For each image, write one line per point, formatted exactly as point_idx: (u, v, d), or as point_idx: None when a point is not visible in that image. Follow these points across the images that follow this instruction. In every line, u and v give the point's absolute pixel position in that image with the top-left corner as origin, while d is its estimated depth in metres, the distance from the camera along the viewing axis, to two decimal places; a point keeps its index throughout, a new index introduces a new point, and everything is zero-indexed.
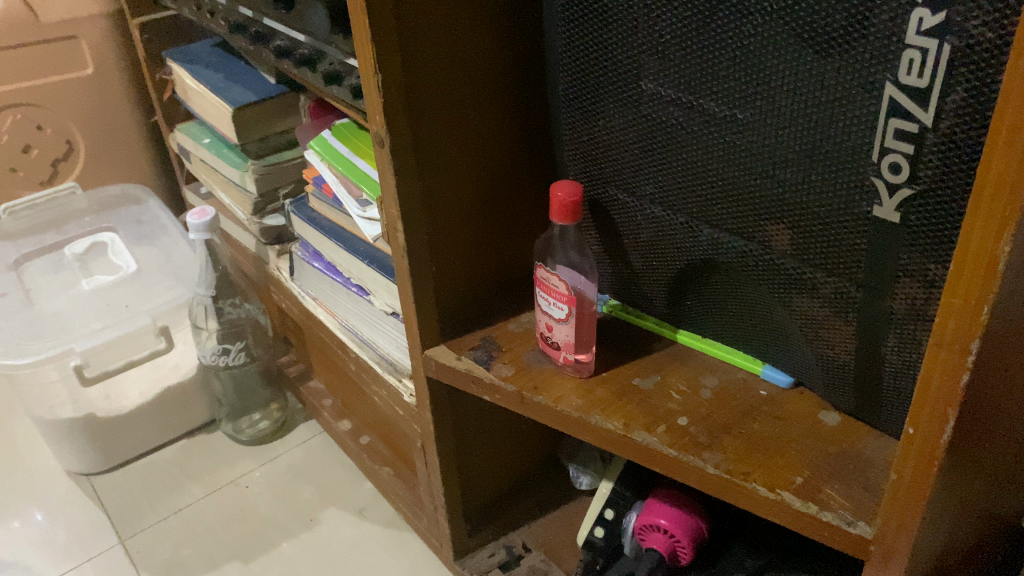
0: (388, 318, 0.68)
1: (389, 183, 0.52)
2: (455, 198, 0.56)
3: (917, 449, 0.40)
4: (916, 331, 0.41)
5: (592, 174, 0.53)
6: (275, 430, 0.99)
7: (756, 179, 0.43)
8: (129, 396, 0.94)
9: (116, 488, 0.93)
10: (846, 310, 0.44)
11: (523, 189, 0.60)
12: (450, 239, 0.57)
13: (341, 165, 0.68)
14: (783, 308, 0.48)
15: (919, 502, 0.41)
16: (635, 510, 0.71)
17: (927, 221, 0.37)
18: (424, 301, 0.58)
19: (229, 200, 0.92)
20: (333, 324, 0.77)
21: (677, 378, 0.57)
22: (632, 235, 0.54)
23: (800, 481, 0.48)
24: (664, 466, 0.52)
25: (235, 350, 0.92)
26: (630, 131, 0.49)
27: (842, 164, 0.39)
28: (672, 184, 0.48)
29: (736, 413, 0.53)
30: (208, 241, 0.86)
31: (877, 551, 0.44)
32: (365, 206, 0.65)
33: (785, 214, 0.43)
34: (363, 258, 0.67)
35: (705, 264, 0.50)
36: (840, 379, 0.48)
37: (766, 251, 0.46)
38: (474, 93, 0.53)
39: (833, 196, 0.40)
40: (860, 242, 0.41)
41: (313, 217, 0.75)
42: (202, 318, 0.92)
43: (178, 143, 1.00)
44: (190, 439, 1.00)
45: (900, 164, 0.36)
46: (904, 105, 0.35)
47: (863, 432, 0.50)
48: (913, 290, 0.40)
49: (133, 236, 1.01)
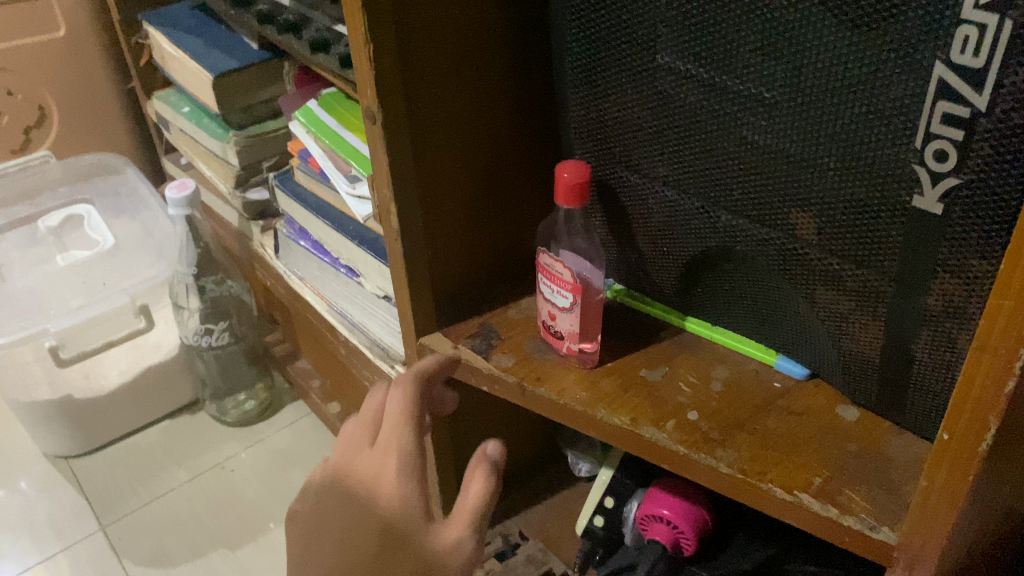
0: (380, 302, 0.65)
1: (381, 164, 0.49)
2: (452, 178, 0.52)
3: (952, 456, 0.37)
4: (953, 330, 0.38)
5: (600, 153, 0.50)
6: (262, 411, 0.97)
7: (780, 163, 0.40)
8: (109, 376, 0.91)
9: (97, 472, 0.90)
10: (875, 305, 0.41)
11: (524, 168, 0.57)
12: (447, 223, 0.54)
13: (328, 139, 0.64)
14: (804, 300, 0.45)
15: (951, 512, 0.38)
16: (637, 498, 0.67)
17: (974, 214, 0.34)
18: (419, 288, 0.55)
19: (211, 172, 0.88)
20: (321, 305, 0.74)
21: (686, 369, 0.54)
22: (643, 218, 0.50)
23: (819, 482, 0.45)
24: (673, 464, 0.49)
25: (218, 330, 0.89)
26: (642, 108, 0.45)
27: (877, 150, 0.36)
28: (687, 166, 0.45)
29: (749, 408, 0.50)
30: (189, 216, 0.82)
31: (901, 559, 0.42)
32: (355, 183, 0.62)
33: (811, 202, 0.40)
34: (353, 239, 0.64)
35: (722, 251, 0.47)
36: (864, 376, 0.45)
37: (789, 240, 0.43)
38: (474, 65, 0.49)
39: (866, 184, 0.37)
40: (893, 234, 0.37)
41: (299, 192, 0.71)
42: (183, 297, 0.88)
43: (157, 112, 0.95)
44: (173, 421, 0.97)
45: (946, 151, 0.33)
46: (955, 88, 0.31)
47: (885, 429, 0.47)
48: (951, 287, 0.37)
49: (112, 208, 0.97)
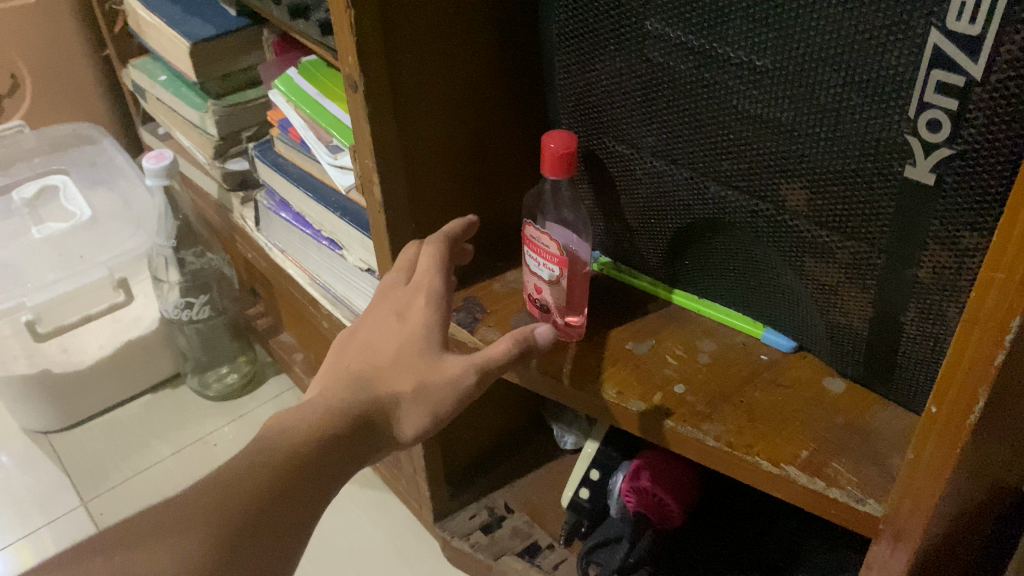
0: (363, 274, 0.64)
1: (363, 133, 0.47)
2: (436, 147, 0.51)
3: (939, 429, 0.36)
4: (942, 302, 0.38)
5: (587, 123, 0.49)
6: (245, 383, 0.96)
7: (770, 133, 0.40)
8: (87, 350, 0.90)
9: (78, 446, 0.90)
10: (864, 277, 0.40)
11: (509, 138, 0.56)
12: (431, 194, 0.53)
13: (309, 108, 0.62)
14: (792, 272, 0.44)
15: (938, 485, 0.38)
16: (621, 471, 0.66)
17: (967, 184, 0.33)
18: (403, 261, 0.54)
19: (189, 142, 0.86)
20: (303, 279, 0.73)
21: (673, 342, 0.54)
22: (630, 189, 0.50)
23: (806, 455, 0.45)
24: (660, 437, 0.49)
25: (199, 304, 0.88)
26: (629, 77, 0.44)
27: (869, 119, 0.35)
28: (675, 136, 0.44)
29: (736, 381, 0.50)
30: (168, 187, 0.80)
31: (887, 530, 0.42)
32: (336, 152, 0.61)
33: (802, 173, 0.40)
34: (335, 210, 0.63)
35: (711, 222, 0.46)
36: (851, 348, 0.45)
37: (778, 211, 0.42)
38: (457, 31, 0.48)
39: (857, 155, 0.36)
40: (884, 206, 0.37)
41: (279, 162, 0.70)
42: (162, 270, 0.87)
43: (133, 80, 0.93)
44: (156, 394, 0.96)
45: (940, 121, 0.32)
46: (950, 55, 0.31)
47: (872, 401, 0.47)
48: (943, 259, 0.36)
49: (88, 179, 0.95)
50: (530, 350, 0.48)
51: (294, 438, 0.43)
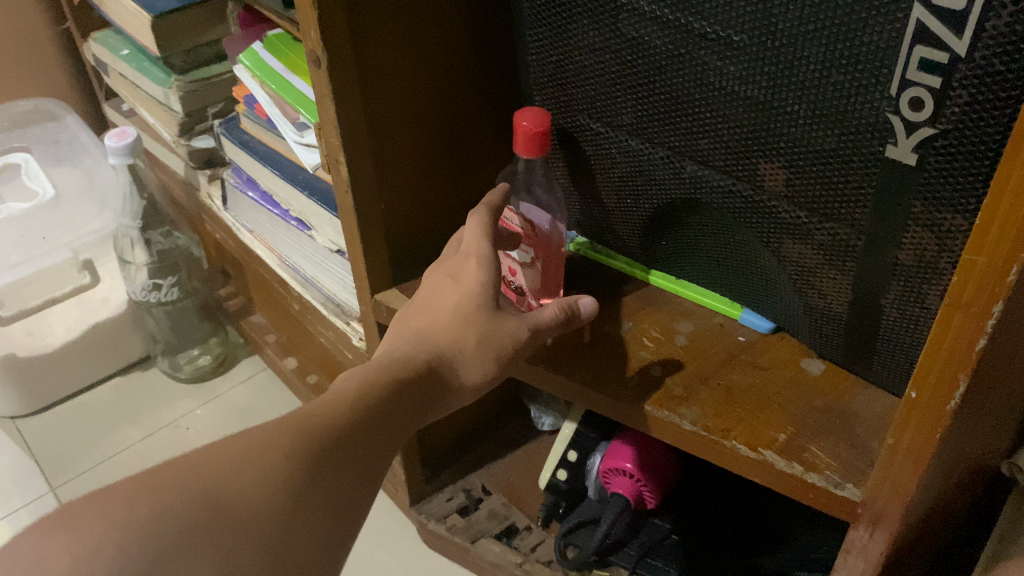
0: (333, 256, 0.62)
1: (328, 111, 0.46)
2: (405, 125, 0.50)
3: (920, 413, 0.36)
4: (922, 284, 0.37)
5: (561, 100, 0.48)
6: (217, 366, 0.95)
7: (748, 111, 0.38)
8: (54, 332, 0.88)
9: (46, 431, 0.88)
10: (843, 259, 0.39)
11: (480, 116, 0.54)
12: (400, 173, 0.51)
13: (274, 84, 0.60)
14: (770, 253, 0.43)
15: (917, 470, 0.37)
16: (600, 452, 0.66)
17: (950, 165, 0.32)
18: (373, 242, 0.52)
19: (154, 119, 0.84)
20: (272, 260, 0.71)
21: (650, 324, 0.53)
22: (605, 168, 0.48)
23: (784, 439, 0.44)
24: (637, 421, 0.48)
25: (167, 286, 0.86)
26: (603, 52, 0.43)
27: (850, 96, 0.34)
28: (651, 114, 0.43)
29: (712, 363, 0.49)
30: (133, 165, 0.78)
31: (865, 515, 0.41)
32: (303, 130, 0.59)
33: (780, 152, 0.38)
34: (303, 190, 0.61)
35: (688, 202, 0.45)
36: (830, 330, 0.44)
37: (757, 191, 0.41)
38: (425, 5, 0.46)
39: (837, 134, 0.35)
40: (865, 186, 0.36)
41: (246, 140, 0.68)
42: (128, 251, 0.85)
43: (95, 55, 0.90)
44: (126, 376, 0.95)
45: (923, 100, 0.31)
46: (934, 30, 0.29)
47: (850, 383, 0.47)
48: (924, 241, 0.35)
49: (50, 157, 0.92)
50: (572, 320, 0.48)
51: (345, 396, 0.41)
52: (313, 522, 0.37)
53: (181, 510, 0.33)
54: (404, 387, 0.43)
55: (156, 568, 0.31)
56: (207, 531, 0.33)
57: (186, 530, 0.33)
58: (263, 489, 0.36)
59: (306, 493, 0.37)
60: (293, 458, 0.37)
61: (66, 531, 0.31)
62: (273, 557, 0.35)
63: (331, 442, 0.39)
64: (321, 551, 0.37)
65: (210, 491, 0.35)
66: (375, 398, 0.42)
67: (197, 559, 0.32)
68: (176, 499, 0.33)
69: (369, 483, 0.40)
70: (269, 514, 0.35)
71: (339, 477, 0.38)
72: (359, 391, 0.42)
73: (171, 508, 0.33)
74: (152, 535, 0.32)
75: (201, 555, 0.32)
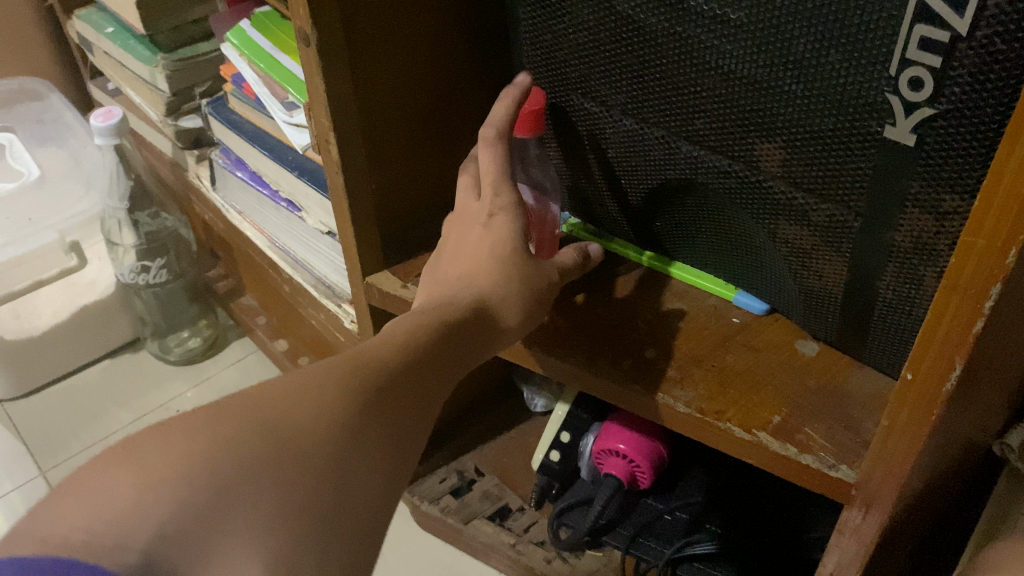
0: (324, 237, 0.62)
1: (318, 90, 0.45)
2: (396, 105, 0.49)
3: (916, 395, 0.35)
4: (918, 265, 0.37)
5: (555, 79, 0.47)
6: (207, 348, 0.94)
7: (744, 90, 0.38)
8: (41, 315, 0.87)
9: (34, 415, 0.87)
10: (838, 240, 0.39)
11: (472, 96, 0.54)
12: (391, 154, 0.51)
13: (263, 62, 0.59)
14: (766, 234, 0.43)
15: (913, 451, 0.37)
16: (592, 433, 0.66)
17: (948, 145, 0.32)
18: (365, 223, 0.52)
19: (140, 99, 0.83)
20: (262, 241, 0.70)
21: (644, 306, 0.52)
22: (599, 148, 0.48)
23: (778, 421, 0.44)
24: (631, 403, 0.47)
25: (156, 267, 0.85)
26: (597, 30, 0.42)
27: (848, 75, 0.33)
28: (646, 93, 0.42)
29: (706, 345, 0.49)
30: (119, 145, 0.77)
31: (860, 496, 0.41)
32: (291, 110, 0.58)
33: (776, 132, 0.38)
34: (293, 170, 0.60)
35: (682, 183, 0.45)
36: (824, 311, 0.44)
37: (752, 171, 0.41)
38: None
39: (834, 114, 0.35)
40: (862, 167, 0.35)
41: (234, 119, 0.67)
42: (116, 233, 0.84)
43: (79, 33, 0.89)
44: (114, 360, 0.94)
45: (922, 79, 0.31)
46: (934, 9, 0.29)
47: (844, 364, 0.46)
48: (921, 222, 0.35)
49: (35, 137, 0.91)
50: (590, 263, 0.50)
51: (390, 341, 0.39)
52: (369, 466, 0.34)
53: (242, 439, 0.30)
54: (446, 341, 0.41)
55: (223, 497, 0.28)
56: (269, 466, 0.30)
57: (250, 466, 0.29)
58: (320, 429, 0.33)
59: (360, 435, 0.34)
60: (346, 403, 0.34)
61: (121, 463, 0.28)
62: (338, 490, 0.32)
63: (383, 379, 0.37)
64: (378, 497, 0.34)
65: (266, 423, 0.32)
66: (420, 343, 0.39)
67: (258, 490, 0.29)
68: (237, 430, 0.31)
69: (422, 422, 0.38)
70: (328, 454, 0.32)
71: (391, 423, 0.36)
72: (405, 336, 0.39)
73: (234, 438, 0.30)
74: (209, 470, 0.28)
75: (265, 491, 0.29)
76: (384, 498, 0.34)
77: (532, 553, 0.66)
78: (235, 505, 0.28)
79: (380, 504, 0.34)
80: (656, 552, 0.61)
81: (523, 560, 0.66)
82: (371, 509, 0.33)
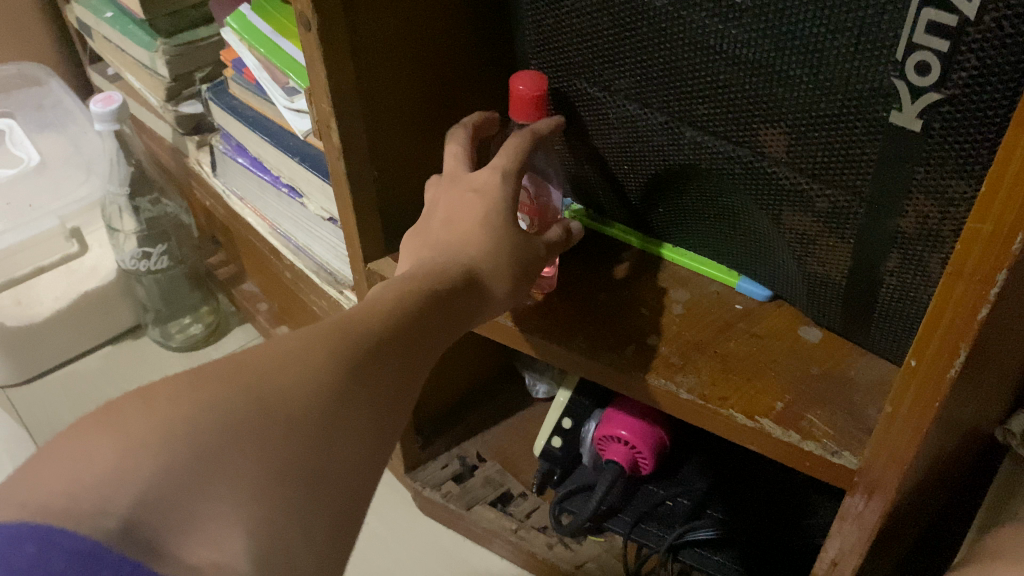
0: (325, 224, 0.62)
1: (318, 75, 0.45)
2: (397, 91, 0.49)
3: (919, 382, 0.35)
4: (923, 252, 0.36)
5: (557, 64, 0.47)
6: (209, 334, 0.94)
7: (749, 75, 0.37)
8: (42, 302, 0.87)
9: (36, 400, 0.87)
10: (843, 227, 0.39)
11: (474, 82, 0.53)
12: (393, 140, 0.50)
13: (263, 48, 0.59)
14: (770, 220, 0.43)
15: (916, 438, 0.37)
16: (595, 420, 0.66)
17: (954, 131, 0.31)
18: (366, 210, 0.52)
19: (140, 84, 0.82)
20: (263, 228, 0.70)
21: (647, 292, 0.52)
22: (602, 134, 0.48)
23: (780, 407, 0.44)
24: (633, 390, 0.47)
25: (156, 255, 0.85)
26: (600, 15, 0.42)
27: (854, 60, 0.33)
28: (650, 78, 0.42)
29: (708, 332, 0.49)
30: (118, 131, 0.77)
31: (861, 483, 0.41)
32: (293, 95, 0.58)
33: (781, 118, 0.38)
34: (294, 156, 0.60)
35: (686, 169, 0.45)
36: (827, 298, 0.43)
37: (757, 157, 0.40)
38: None
39: (840, 99, 0.35)
40: (868, 153, 0.35)
41: (234, 105, 0.67)
42: (116, 219, 0.83)
43: (78, 18, 0.88)
44: (115, 346, 0.94)
45: (930, 64, 0.30)
46: None
47: (847, 351, 0.46)
48: (927, 208, 0.35)
49: (34, 123, 0.91)
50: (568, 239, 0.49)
51: (381, 302, 0.39)
52: (352, 432, 0.34)
53: (225, 401, 0.30)
54: (431, 308, 0.40)
55: (204, 462, 0.28)
56: (251, 429, 0.30)
57: (231, 431, 0.29)
58: (303, 392, 0.32)
59: (344, 401, 0.34)
60: (330, 366, 0.34)
61: (103, 424, 0.28)
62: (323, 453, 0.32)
63: (374, 343, 0.36)
64: (358, 464, 0.34)
65: (254, 384, 0.32)
66: (415, 309, 0.39)
67: (240, 456, 0.29)
68: (222, 391, 0.30)
69: (409, 384, 0.38)
70: (311, 419, 0.32)
71: (374, 389, 0.35)
72: (397, 300, 0.39)
73: (218, 401, 0.30)
74: (192, 433, 0.28)
75: (247, 456, 0.29)
76: (364, 464, 0.34)
77: (534, 538, 0.66)
78: (216, 470, 0.28)
79: (361, 469, 0.34)
80: (657, 538, 0.61)
81: (525, 545, 0.66)
82: (353, 473, 0.34)
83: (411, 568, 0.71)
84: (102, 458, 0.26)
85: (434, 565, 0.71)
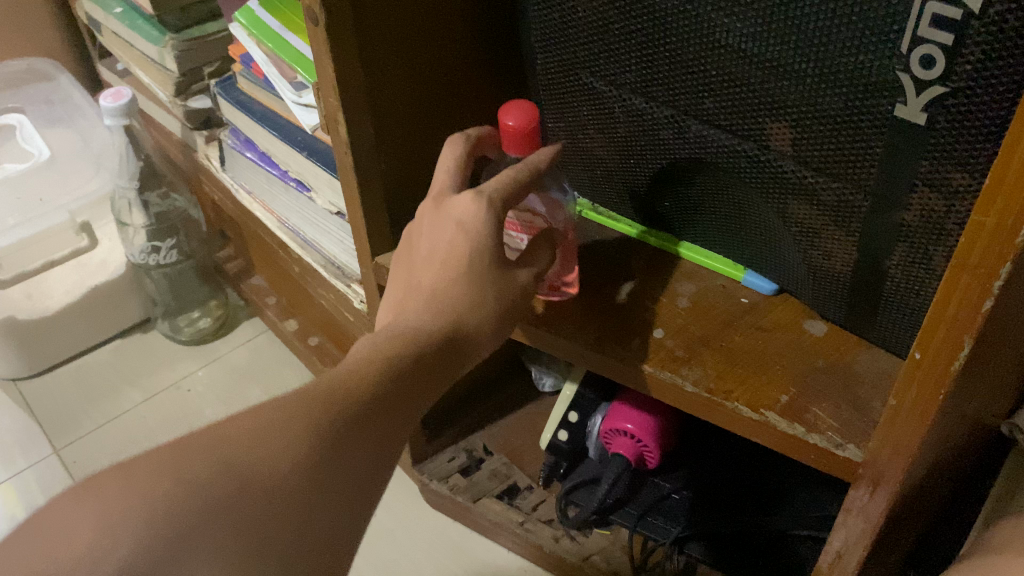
0: (333, 218, 0.62)
1: (326, 71, 0.45)
2: (403, 86, 0.49)
3: (924, 374, 0.35)
4: (928, 245, 0.37)
5: (563, 58, 0.47)
6: (217, 328, 0.95)
7: (755, 69, 0.38)
8: (53, 295, 0.87)
9: (46, 393, 0.88)
10: (848, 220, 0.39)
11: (481, 76, 0.53)
12: (400, 134, 0.51)
13: (271, 42, 0.59)
14: (775, 214, 0.43)
15: (920, 430, 0.37)
16: (601, 412, 0.66)
17: (958, 124, 0.32)
18: (373, 204, 0.52)
19: (149, 79, 0.83)
20: (271, 222, 0.71)
21: (653, 286, 0.52)
22: (608, 129, 0.48)
23: (786, 400, 0.44)
24: (640, 383, 0.48)
25: (166, 248, 0.86)
26: (606, 9, 0.42)
27: (859, 54, 0.33)
28: (656, 72, 0.42)
29: (714, 325, 0.49)
30: (128, 125, 0.77)
31: (866, 476, 0.41)
32: (300, 90, 0.58)
33: (787, 111, 0.38)
34: (302, 151, 0.60)
35: (691, 162, 0.45)
36: (832, 291, 0.44)
37: (763, 151, 0.40)
38: None
39: (845, 93, 0.35)
40: (873, 146, 0.35)
41: (241, 100, 0.67)
42: (126, 213, 0.84)
43: (87, 14, 0.89)
44: (124, 339, 0.95)
45: (934, 57, 0.30)
46: None
47: (852, 344, 0.47)
48: (931, 202, 0.35)
49: (44, 117, 0.91)
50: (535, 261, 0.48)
51: (373, 358, 0.40)
52: (333, 493, 0.36)
53: (202, 480, 0.32)
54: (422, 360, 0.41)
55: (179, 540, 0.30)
56: (229, 506, 0.32)
57: (212, 501, 0.32)
58: (286, 452, 0.35)
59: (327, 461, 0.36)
60: (315, 418, 0.36)
61: (84, 502, 0.30)
62: (299, 521, 0.34)
63: (360, 404, 0.38)
64: (341, 519, 0.36)
65: (232, 459, 0.33)
66: (406, 360, 0.40)
67: (215, 534, 0.31)
68: (200, 469, 0.32)
69: (397, 439, 0.39)
70: (289, 488, 0.34)
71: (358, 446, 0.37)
72: (390, 352, 0.40)
73: (196, 481, 0.32)
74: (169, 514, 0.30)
75: (224, 531, 0.31)
76: (348, 518, 0.37)
77: (540, 530, 0.67)
78: (196, 541, 0.30)
79: (342, 525, 0.36)
80: (663, 531, 0.62)
81: (531, 538, 0.67)
82: (333, 530, 0.36)
83: (418, 561, 0.72)
84: (88, 533, 0.29)
85: (441, 557, 0.72)
